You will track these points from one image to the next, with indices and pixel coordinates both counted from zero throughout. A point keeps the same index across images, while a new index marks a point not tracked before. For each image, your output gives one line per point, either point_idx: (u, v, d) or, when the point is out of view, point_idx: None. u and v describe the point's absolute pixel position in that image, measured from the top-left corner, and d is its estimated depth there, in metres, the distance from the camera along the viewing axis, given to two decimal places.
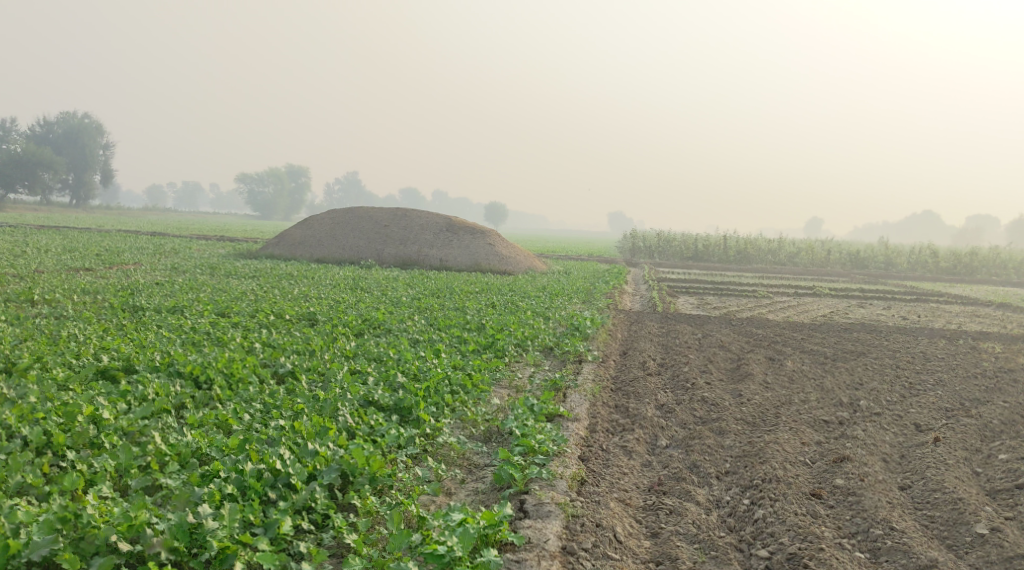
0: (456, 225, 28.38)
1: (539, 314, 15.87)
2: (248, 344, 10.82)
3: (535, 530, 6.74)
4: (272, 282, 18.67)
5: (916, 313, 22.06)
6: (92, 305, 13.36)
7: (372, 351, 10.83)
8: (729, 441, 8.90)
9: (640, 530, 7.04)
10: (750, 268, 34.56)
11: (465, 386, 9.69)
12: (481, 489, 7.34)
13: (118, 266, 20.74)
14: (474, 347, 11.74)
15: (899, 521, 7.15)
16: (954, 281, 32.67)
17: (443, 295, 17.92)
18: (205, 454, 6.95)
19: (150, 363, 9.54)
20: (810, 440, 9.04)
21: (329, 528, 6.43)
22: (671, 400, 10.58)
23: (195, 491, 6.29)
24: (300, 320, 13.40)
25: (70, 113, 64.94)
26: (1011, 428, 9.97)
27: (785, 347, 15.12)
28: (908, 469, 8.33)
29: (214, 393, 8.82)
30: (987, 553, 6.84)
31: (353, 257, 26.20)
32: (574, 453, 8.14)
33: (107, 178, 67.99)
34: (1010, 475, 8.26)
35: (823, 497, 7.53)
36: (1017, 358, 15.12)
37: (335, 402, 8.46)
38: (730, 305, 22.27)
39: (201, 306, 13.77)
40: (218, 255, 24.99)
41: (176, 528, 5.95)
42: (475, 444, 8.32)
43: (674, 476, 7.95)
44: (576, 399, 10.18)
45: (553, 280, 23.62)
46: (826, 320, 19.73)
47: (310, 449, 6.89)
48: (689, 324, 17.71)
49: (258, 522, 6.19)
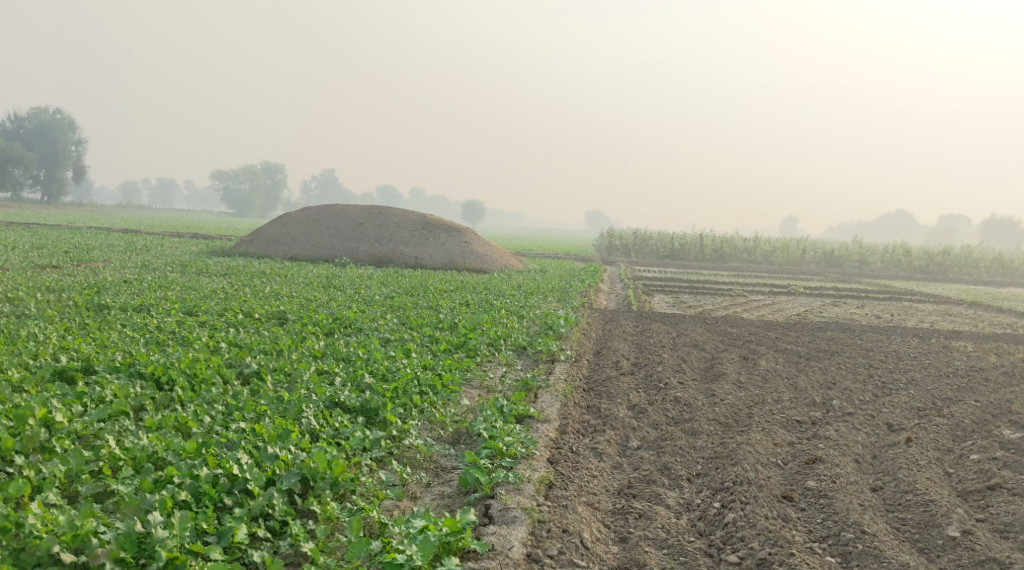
0: (432, 223, 28.16)
1: (513, 314, 15.69)
2: (213, 344, 10.57)
3: (500, 536, 6.58)
4: (242, 280, 18.35)
5: (889, 312, 22.06)
6: (54, 303, 13.03)
7: (342, 351, 10.63)
8: (701, 442, 8.79)
9: (608, 535, 6.90)
10: (725, 266, 34.62)
11: (434, 386, 9.52)
12: (447, 493, 7.19)
13: (85, 263, 20.33)
14: (446, 347, 11.56)
15: (870, 524, 7.05)
16: (926, 280, 32.96)
17: (417, 294, 17.67)
18: (160, 458, 6.72)
19: (110, 363, 9.28)
20: (783, 441, 8.95)
21: (287, 535, 6.23)
22: (643, 400, 10.46)
23: (146, 498, 6.05)
24: (269, 319, 13.14)
25: (41, 109, 64.03)
26: (983, 428, 9.94)
27: (759, 346, 15.03)
28: (880, 470, 8.25)
29: (175, 394, 8.58)
30: (959, 556, 6.76)
31: (327, 255, 25.92)
32: (543, 455, 8.00)
33: (79, 175, 67.02)
34: (982, 475, 8.21)
35: (795, 500, 7.44)
36: (988, 357, 15.12)
37: (300, 403, 8.26)
38: (705, 304, 22.19)
39: (167, 305, 13.46)
40: (189, 253, 24.62)
41: (124, 538, 5.73)
42: (443, 446, 8.14)
43: (645, 478, 7.83)
44: (547, 399, 10.04)
45: (528, 278, 23.50)
46: (801, 318, 19.76)
47: (270, 453, 6.70)
48: (664, 323, 17.59)
49: (211, 530, 6.00)
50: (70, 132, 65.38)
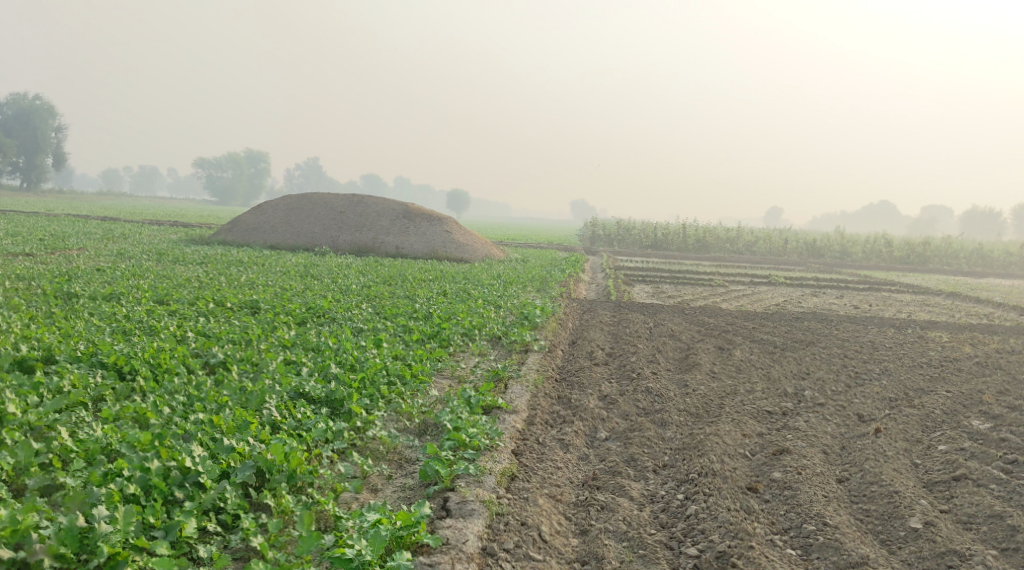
0: (413, 212, 27.96)
1: (490, 303, 15.56)
2: (180, 334, 10.40)
3: (455, 530, 6.49)
4: (218, 269, 18.12)
5: (868, 303, 22.10)
6: (22, 291, 12.80)
7: (311, 341, 10.49)
8: (670, 433, 8.72)
9: (568, 528, 6.84)
10: (708, 256, 34.61)
11: (403, 376, 9.39)
12: (409, 485, 7.10)
13: (59, 251, 20.07)
14: (419, 337, 11.43)
15: (833, 516, 7.01)
16: (907, 271, 33.06)
17: (395, 284, 17.52)
18: (113, 450, 6.60)
19: (71, 352, 9.08)
20: (752, 432, 8.90)
21: (238, 530, 6.16)
22: (614, 391, 10.39)
23: (93, 491, 5.94)
24: (241, 309, 12.95)
25: (21, 95, 63.32)
26: (953, 419, 9.93)
27: (735, 336, 15.00)
28: (847, 461, 8.21)
29: (136, 384, 8.40)
30: (920, 548, 6.72)
31: (307, 243, 25.68)
32: (507, 447, 7.90)
33: (59, 162, 66.27)
34: (948, 466, 8.19)
35: (759, 491, 7.39)
36: (963, 347, 15.16)
37: (263, 394, 8.11)
38: (685, 293, 22.16)
39: (137, 294, 13.25)
40: (167, 241, 24.36)
41: (65, 533, 5.62)
42: (407, 438, 8.02)
43: (610, 470, 7.76)
44: (517, 390, 9.94)
45: (509, 268, 23.38)
46: (780, 308, 19.75)
47: (225, 445, 6.60)
48: (642, 313, 17.54)
49: (158, 525, 5.91)
50: (50, 119, 64.57)
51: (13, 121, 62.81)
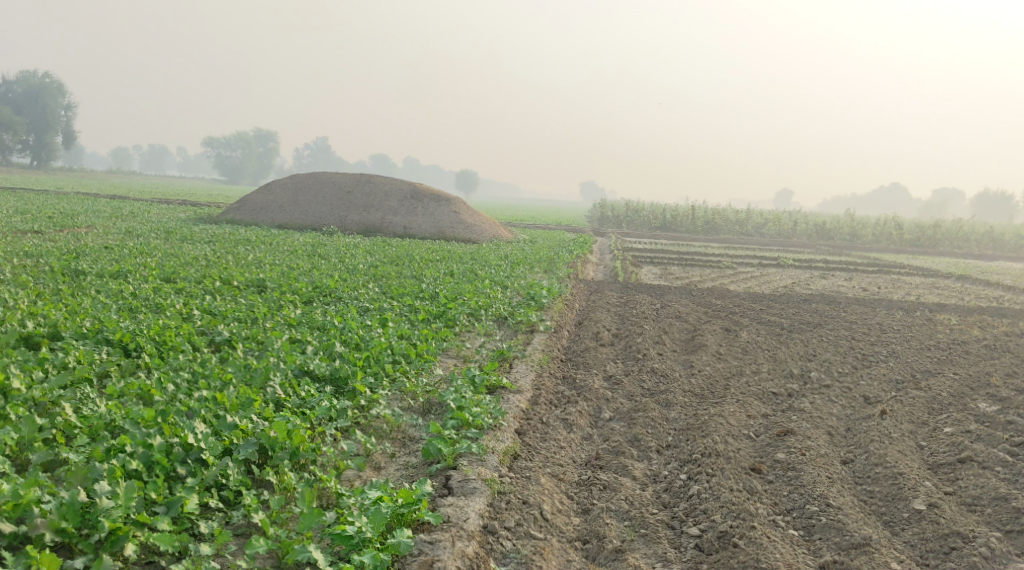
0: (421, 192, 27.88)
1: (496, 284, 15.52)
2: (187, 312, 10.40)
3: (456, 508, 6.48)
4: (226, 248, 18.10)
5: (877, 285, 21.97)
6: (30, 269, 12.81)
7: (317, 320, 10.48)
8: (674, 414, 8.70)
9: (570, 507, 6.84)
10: (716, 238, 34.47)
11: (408, 355, 9.38)
12: (412, 463, 7.11)
13: (68, 228, 20.08)
14: (424, 317, 11.42)
15: (836, 497, 6.98)
16: (917, 253, 32.88)
17: (402, 264, 17.48)
18: (117, 427, 6.63)
19: (77, 329, 9.08)
20: (756, 413, 8.88)
21: (240, 506, 6.19)
22: (619, 371, 10.38)
23: (95, 467, 5.96)
24: (248, 287, 12.93)
25: (30, 74, 63.30)
26: (960, 401, 9.89)
27: (742, 318, 14.94)
28: (852, 443, 8.19)
29: (141, 361, 8.40)
30: (923, 530, 6.69)
31: (315, 223, 25.66)
32: (511, 426, 7.89)
33: (69, 139, 66.28)
34: (954, 448, 8.15)
35: (763, 472, 7.37)
36: (972, 330, 15.07)
37: (267, 371, 8.09)
38: (693, 275, 22.07)
39: (144, 272, 13.24)
40: (175, 219, 24.36)
41: (66, 508, 5.63)
42: (411, 416, 8.01)
43: (613, 449, 7.75)
44: (522, 369, 9.93)
45: (516, 249, 23.33)
46: (788, 291, 19.67)
47: (228, 422, 6.61)
48: (649, 294, 17.49)
49: (160, 500, 5.92)
50: (59, 97, 64.51)
51: (22, 100, 62.72)
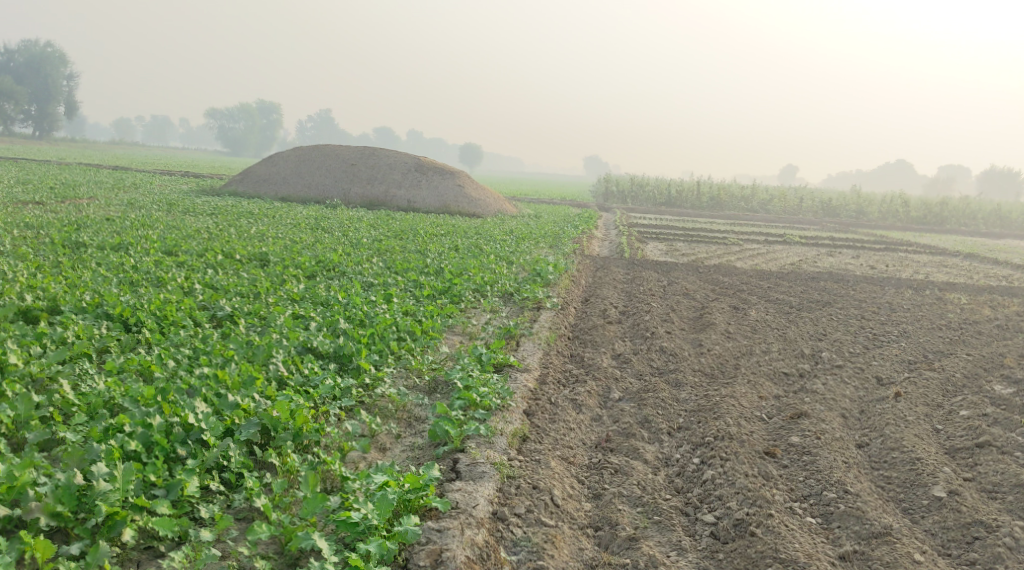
0: (425, 166, 27.56)
1: (502, 259, 15.29)
2: (188, 286, 10.20)
3: (465, 493, 6.32)
4: (228, 220, 17.87)
5: (884, 263, 21.73)
6: (30, 240, 12.61)
7: (321, 295, 10.28)
8: (685, 394, 8.53)
9: (581, 492, 6.68)
10: (722, 213, 34.18)
11: (413, 332, 9.19)
12: (418, 445, 6.97)
13: (70, 200, 19.84)
14: (429, 292, 11.21)
15: (854, 483, 6.81)
16: (924, 231, 32.56)
17: (407, 238, 17.25)
18: (116, 405, 6.46)
19: (76, 303, 8.87)
20: (768, 394, 8.69)
21: (242, 489, 6.05)
22: (628, 349, 10.19)
23: (92, 448, 5.79)
24: (251, 261, 12.71)
25: (32, 42, 62.82)
26: (974, 383, 9.71)
27: (751, 296, 14.72)
28: (867, 426, 8.01)
29: (141, 336, 8.20)
30: (944, 518, 6.53)
31: (318, 197, 25.41)
32: (519, 407, 7.72)
33: (72, 110, 65.86)
34: (971, 432, 7.97)
35: (777, 456, 7.20)
36: (982, 309, 14.85)
37: (270, 347, 7.90)
38: (699, 252, 21.81)
39: (146, 244, 13.02)
40: (178, 191, 24.10)
41: (61, 491, 5.47)
42: (416, 396, 7.83)
43: (624, 431, 7.58)
44: (529, 348, 9.75)
45: (521, 224, 23.07)
46: (795, 268, 19.44)
47: (230, 401, 6.44)
48: (656, 271, 17.26)
49: (159, 483, 5.76)
50: (61, 67, 63.98)
51: (24, 68, 62.28)
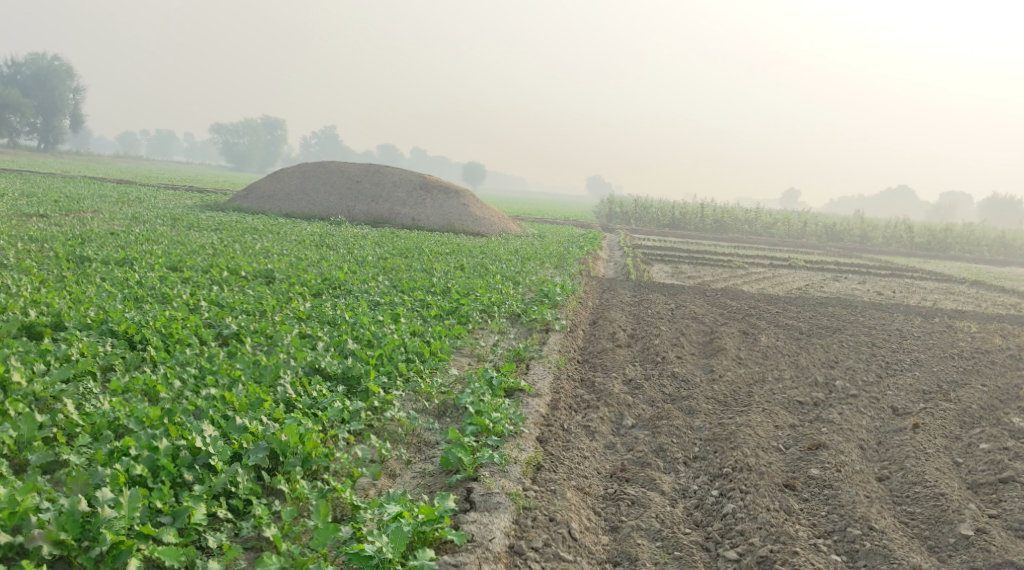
0: (430, 184, 27.45)
1: (508, 280, 15.14)
2: (193, 303, 10.05)
3: (480, 525, 6.16)
4: (233, 236, 17.74)
5: (891, 289, 21.56)
6: (34, 254, 12.47)
7: (327, 314, 10.12)
8: (699, 422, 8.34)
9: (598, 524, 6.51)
10: (726, 236, 34.04)
11: (422, 353, 9.00)
12: (429, 472, 6.81)
13: (74, 213, 19.72)
14: (437, 313, 11.04)
15: (879, 519, 6.64)
16: (929, 257, 32.39)
17: (411, 256, 17.11)
18: (121, 426, 6.30)
19: (81, 319, 8.72)
20: (784, 424, 8.50)
21: (250, 517, 5.87)
22: (639, 374, 9.99)
23: (97, 472, 5.64)
24: (256, 278, 12.56)
25: (39, 55, 63.16)
26: (992, 414, 9.53)
27: (759, 321, 14.54)
28: (886, 458, 7.83)
29: (147, 354, 8.03)
30: (973, 557, 6.36)
31: (323, 213, 25.29)
32: (532, 434, 7.55)
33: (77, 123, 65.91)
34: (994, 466, 7.78)
35: (797, 489, 7.04)
36: (993, 339, 14.65)
37: (277, 368, 7.74)
38: (704, 275, 21.64)
39: (150, 259, 12.88)
40: (182, 206, 23.99)
41: (65, 518, 5.32)
42: (427, 420, 7.65)
43: (639, 460, 7.41)
44: (539, 371, 9.56)
45: (526, 243, 22.94)
46: (802, 293, 19.27)
47: (238, 424, 6.29)
48: (663, 294, 17.09)
49: (166, 510, 5.61)
50: (67, 80, 64.14)
51: (31, 81, 62.62)
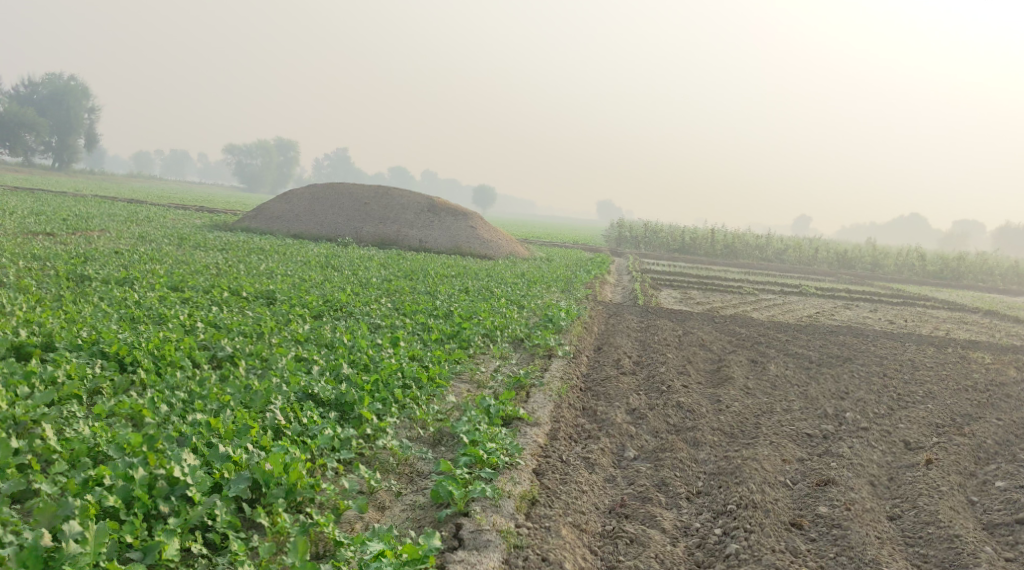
0: (438, 206, 27.31)
1: (513, 303, 14.92)
2: (190, 324, 9.81)
3: (467, 565, 5.93)
4: (238, 256, 17.56)
5: (903, 318, 21.21)
6: (35, 272, 12.30)
7: (325, 337, 9.89)
8: (704, 455, 8.04)
9: (594, 563, 6.25)
10: (736, 262, 33.77)
11: (420, 379, 8.73)
12: (420, 504, 6.55)
13: (81, 232, 19.63)
14: (438, 337, 10.79)
15: (889, 562, 6.39)
16: (941, 286, 32.02)
17: (417, 278, 16.91)
18: (101, 452, 6.07)
19: (72, 340, 8.50)
20: (792, 457, 8.19)
21: (226, 552, 5.63)
22: (643, 403, 9.68)
23: (66, 503, 5.44)
24: (257, 299, 12.36)
25: (56, 75, 63.75)
26: (1007, 450, 9.21)
27: (769, 349, 14.23)
28: (897, 496, 7.52)
29: (137, 377, 7.81)
30: None
31: (330, 234, 25.10)
32: (528, 466, 7.27)
33: (91, 142, 66.24)
34: (1010, 505, 7.46)
35: (804, 529, 6.76)
36: (1008, 371, 14.29)
37: (268, 394, 7.48)
38: (713, 300, 21.37)
39: (151, 279, 12.69)
40: (190, 225, 23.91)
41: (27, 553, 5.13)
42: (420, 449, 7.39)
43: (639, 495, 7.12)
44: (539, 400, 9.27)
45: (533, 267, 22.73)
46: (813, 321, 18.97)
47: (221, 453, 6.05)
48: (670, 320, 16.82)
49: (136, 545, 5.41)
50: (83, 100, 64.51)
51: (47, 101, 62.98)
